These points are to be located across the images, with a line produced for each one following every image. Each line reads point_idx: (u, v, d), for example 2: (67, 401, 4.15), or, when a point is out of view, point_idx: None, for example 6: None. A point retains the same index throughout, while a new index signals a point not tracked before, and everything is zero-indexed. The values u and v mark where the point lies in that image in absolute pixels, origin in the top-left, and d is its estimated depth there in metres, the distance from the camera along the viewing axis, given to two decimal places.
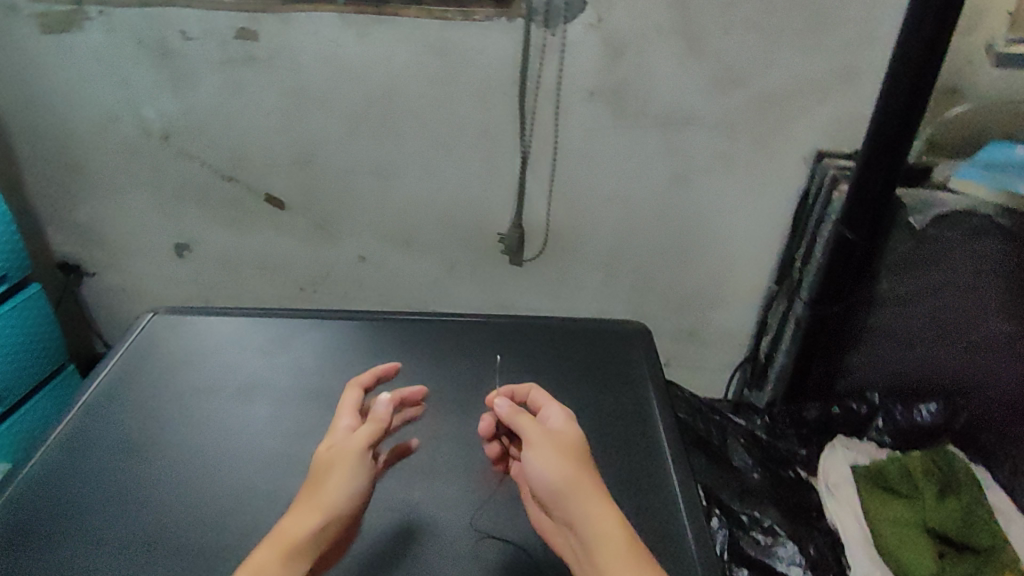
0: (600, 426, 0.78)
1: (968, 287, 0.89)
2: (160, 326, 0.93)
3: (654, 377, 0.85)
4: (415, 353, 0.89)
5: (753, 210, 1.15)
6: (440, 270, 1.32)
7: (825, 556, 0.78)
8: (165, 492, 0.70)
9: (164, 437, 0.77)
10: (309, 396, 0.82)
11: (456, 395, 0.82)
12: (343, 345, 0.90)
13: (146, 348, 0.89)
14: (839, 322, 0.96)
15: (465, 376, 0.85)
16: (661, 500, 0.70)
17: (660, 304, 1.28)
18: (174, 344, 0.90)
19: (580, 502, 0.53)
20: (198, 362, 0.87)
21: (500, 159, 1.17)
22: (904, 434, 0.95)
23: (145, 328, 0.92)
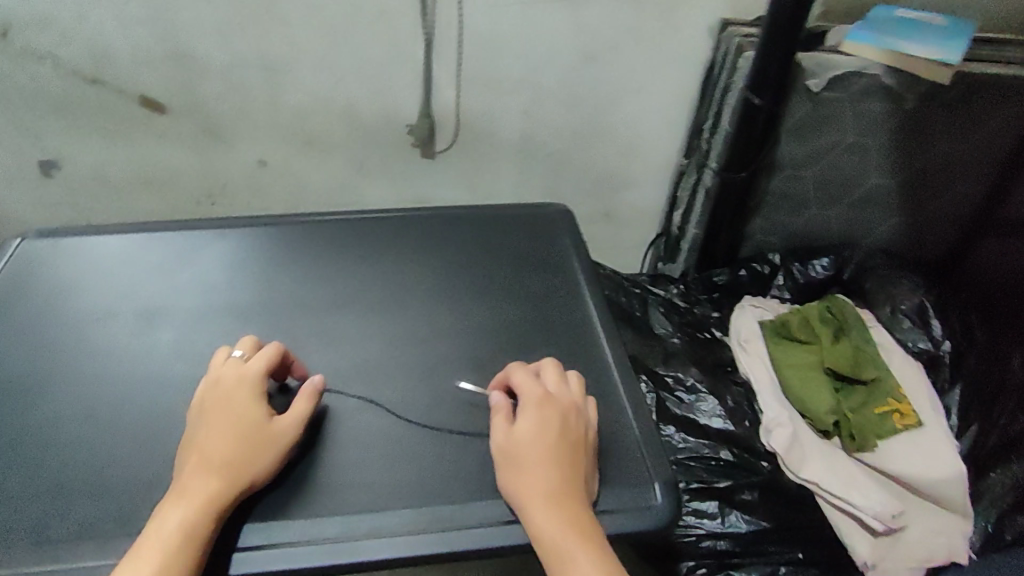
0: (532, 314, 0.81)
1: (855, 145, 0.97)
2: (46, 250, 0.85)
3: (580, 257, 0.88)
4: (340, 258, 0.86)
5: (662, 86, 1.15)
6: (346, 170, 1.26)
7: (741, 405, 0.86)
8: (84, 430, 0.68)
9: (75, 371, 0.72)
10: (227, 312, 0.79)
11: (387, 296, 0.82)
12: (261, 257, 0.86)
13: (35, 274, 0.82)
14: (746, 187, 0.99)
15: (393, 278, 0.84)
16: (602, 377, 0.75)
17: (574, 188, 1.30)
18: (53, 278, 0.82)
19: (532, 500, 0.59)
20: (98, 287, 0.81)
21: (401, 46, 1.10)
22: (801, 289, 1.02)
23: (29, 253, 0.85)
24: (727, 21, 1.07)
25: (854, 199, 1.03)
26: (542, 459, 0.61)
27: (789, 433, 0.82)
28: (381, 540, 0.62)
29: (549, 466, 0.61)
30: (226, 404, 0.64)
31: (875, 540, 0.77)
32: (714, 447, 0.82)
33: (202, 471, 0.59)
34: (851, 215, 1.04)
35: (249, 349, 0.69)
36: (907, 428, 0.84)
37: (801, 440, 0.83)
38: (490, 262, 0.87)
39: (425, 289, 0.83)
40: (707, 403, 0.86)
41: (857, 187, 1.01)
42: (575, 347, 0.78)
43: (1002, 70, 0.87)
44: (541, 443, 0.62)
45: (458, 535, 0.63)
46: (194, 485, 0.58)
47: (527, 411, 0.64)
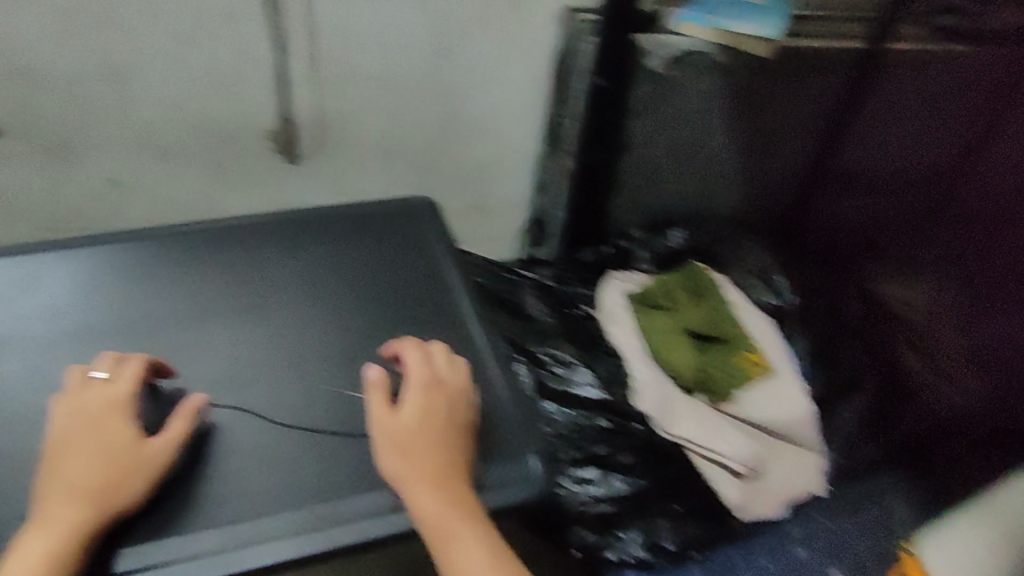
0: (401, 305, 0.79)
1: (698, 119, 1.02)
2: None
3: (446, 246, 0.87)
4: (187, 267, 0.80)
5: (521, 76, 1.18)
6: (205, 181, 1.18)
7: (613, 374, 0.89)
8: None
9: None
10: (72, 339, 0.72)
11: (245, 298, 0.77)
12: (92, 274, 0.78)
13: None
14: (601, 167, 1.06)
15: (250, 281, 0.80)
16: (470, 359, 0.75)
17: (448, 184, 1.29)
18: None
19: (417, 488, 0.60)
20: None
21: (251, 46, 1.05)
22: (663, 259, 1.07)
23: None
24: (571, 10, 1.11)
25: (704, 171, 1.08)
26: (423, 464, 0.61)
27: (659, 394, 0.86)
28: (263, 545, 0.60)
29: (429, 460, 0.61)
30: (96, 430, 0.60)
31: (743, 483, 0.82)
32: (592, 416, 0.84)
33: (65, 501, 0.56)
34: (703, 186, 1.10)
35: (111, 366, 0.65)
36: (761, 378, 0.90)
37: (670, 399, 0.86)
38: (353, 258, 0.84)
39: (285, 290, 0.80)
40: (581, 374, 0.88)
41: (705, 159, 1.07)
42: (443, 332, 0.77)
43: (815, 44, 0.92)
44: (424, 432, 0.62)
45: (342, 532, 0.61)
46: (51, 521, 0.55)
47: (415, 391, 0.65)
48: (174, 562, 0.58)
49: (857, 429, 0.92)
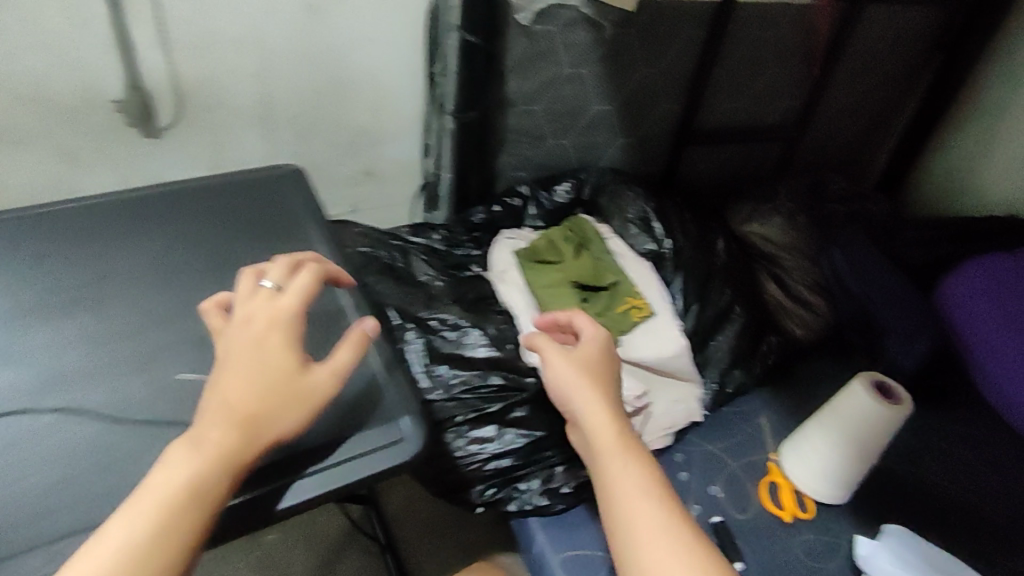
0: None
1: (573, 74, 1.05)
2: None
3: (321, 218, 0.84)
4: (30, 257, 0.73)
5: (395, 32, 1.13)
6: (51, 162, 1.08)
7: (503, 331, 0.91)
8: None
9: None
10: None
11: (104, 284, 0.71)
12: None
13: None
14: (480, 125, 1.04)
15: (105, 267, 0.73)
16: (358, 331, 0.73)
17: (327, 151, 1.24)
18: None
19: (595, 404, 0.62)
20: None
21: (84, 10, 0.95)
22: (551, 214, 1.10)
23: None
24: None
25: (584, 125, 1.12)
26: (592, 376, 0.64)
27: None
28: None
29: (597, 379, 0.64)
30: (266, 355, 0.55)
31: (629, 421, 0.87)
32: (483, 375, 0.86)
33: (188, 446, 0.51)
34: (584, 140, 1.14)
35: (280, 275, 0.60)
36: (642, 319, 0.94)
37: None
38: (222, 237, 0.79)
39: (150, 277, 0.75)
40: (472, 335, 0.89)
41: (583, 114, 1.10)
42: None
43: None
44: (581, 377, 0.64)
45: None
46: None
47: (594, 335, 0.67)
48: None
49: (740, 363, 0.99)
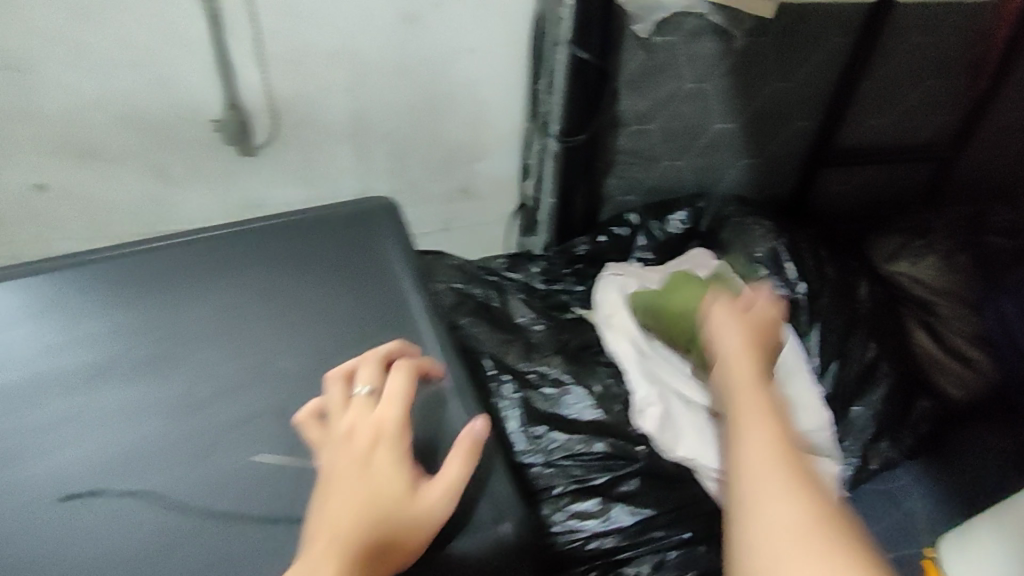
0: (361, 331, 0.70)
1: (694, 90, 0.92)
2: None
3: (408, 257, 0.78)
4: (118, 294, 0.71)
5: (497, 43, 1.04)
6: (155, 180, 1.08)
7: (612, 389, 0.80)
8: None
9: None
10: None
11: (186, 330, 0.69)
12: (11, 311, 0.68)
13: None
14: (588, 150, 0.94)
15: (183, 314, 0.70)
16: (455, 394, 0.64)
17: (422, 166, 1.18)
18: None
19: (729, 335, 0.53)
20: None
21: (182, 27, 0.93)
22: (663, 247, 0.99)
23: None
24: None
25: (703, 144, 0.99)
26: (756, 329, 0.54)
27: (659, 413, 0.76)
28: None
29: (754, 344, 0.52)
30: (379, 467, 0.52)
31: None
32: (588, 441, 0.76)
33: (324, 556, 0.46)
34: (702, 162, 1.01)
35: (372, 378, 0.59)
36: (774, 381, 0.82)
37: (672, 417, 0.77)
38: (305, 279, 0.74)
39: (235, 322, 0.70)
40: (572, 395, 0.79)
41: (703, 133, 0.98)
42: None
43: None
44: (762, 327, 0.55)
45: None
46: None
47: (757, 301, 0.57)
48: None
49: (884, 434, 0.87)
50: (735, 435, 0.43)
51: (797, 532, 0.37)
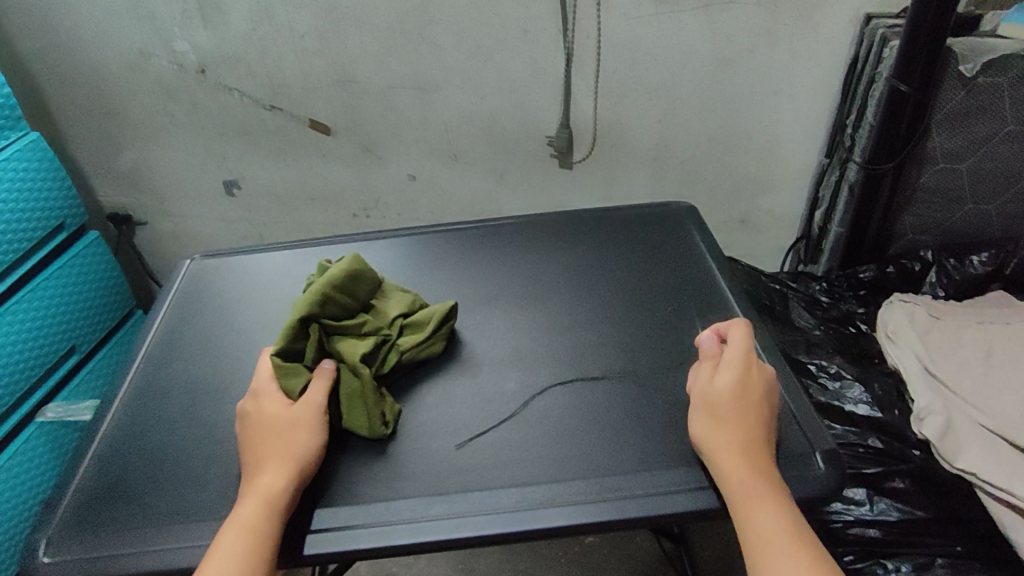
0: (676, 286, 0.85)
1: (1018, 131, 0.95)
2: (198, 271, 0.96)
3: (712, 253, 0.90)
4: (502, 251, 0.94)
5: (798, 86, 1.17)
6: (489, 182, 1.38)
7: (890, 393, 0.89)
8: (212, 424, 0.73)
9: (215, 372, 0.79)
10: None
11: (544, 269, 0.90)
12: (414, 248, 0.96)
13: (191, 289, 0.93)
14: (892, 179, 1.01)
15: (540, 254, 0.93)
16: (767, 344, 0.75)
17: (704, 192, 1.32)
18: (248, 294, 0.91)
19: (728, 428, 0.60)
20: (238, 304, 0.90)
21: (539, 62, 1.20)
22: (959, 284, 1.00)
23: (185, 275, 0.96)
24: (869, 15, 1.08)
25: (1019, 191, 1.01)
26: (740, 404, 0.60)
27: (942, 421, 0.81)
28: (559, 509, 0.61)
29: (753, 443, 0.59)
30: (291, 447, 0.62)
31: None
32: (861, 434, 0.86)
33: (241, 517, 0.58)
34: (1014, 209, 1.02)
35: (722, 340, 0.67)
36: None
37: (956, 427, 0.81)
38: (630, 249, 0.92)
39: (573, 274, 0.89)
40: (854, 390, 0.91)
41: (1022, 179, 0.99)
42: (714, 303, 0.82)
43: None
44: (736, 410, 0.61)
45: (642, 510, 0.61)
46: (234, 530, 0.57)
47: (732, 367, 0.63)
48: (477, 516, 0.61)
49: None
50: (759, 510, 0.55)
51: (783, 539, 0.54)
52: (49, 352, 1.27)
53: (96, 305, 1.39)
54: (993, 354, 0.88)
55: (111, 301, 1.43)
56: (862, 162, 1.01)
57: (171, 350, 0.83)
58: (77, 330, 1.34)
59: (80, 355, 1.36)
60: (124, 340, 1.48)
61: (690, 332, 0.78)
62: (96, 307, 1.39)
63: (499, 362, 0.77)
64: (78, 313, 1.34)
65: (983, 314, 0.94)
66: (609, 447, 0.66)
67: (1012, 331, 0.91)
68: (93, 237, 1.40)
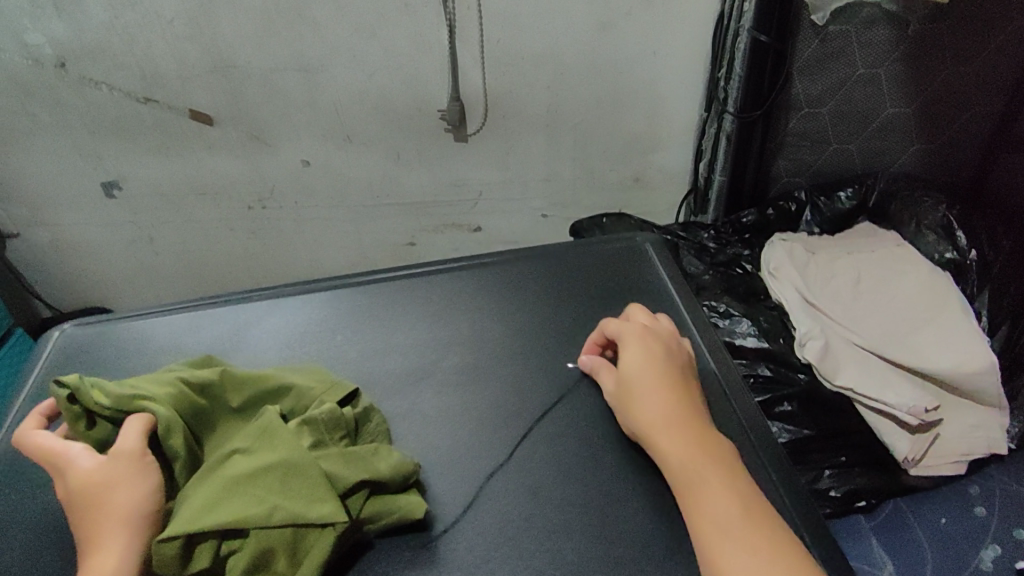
0: (600, 275, 0.86)
1: (866, 74, 1.03)
2: (72, 343, 0.82)
3: (653, 244, 0.91)
4: (436, 277, 0.87)
5: (676, 48, 1.21)
6: (387, 161, 1.35)
7: (775, 324, 0.95)
8: None
9: None
10: (290, 349, 0.79)
11: (467, 269, 0.88)
12: (324, 287, 0.87)
13: (71, 360, 0.80)
14: (763, 127, 1.08)
15: (469, 262, 0.89)
16: (666, 313, 0.80)
17: (600, 158, 1.36)
18: (147, 344, 0.81)
19: (646, 397, 0.64)
20: (135, 361, 0.79)
21: (424, 34, 1.18)
22: (830, 221, 1.10)
23: (56, 349, 0.82)
24: None
25: (875, 129, 1.09)
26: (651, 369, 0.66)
27: (822, 344, 0.90)
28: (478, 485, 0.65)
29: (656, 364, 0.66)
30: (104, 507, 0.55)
31: (914, 437, 0.86)
32: (753, 365, 0.93)
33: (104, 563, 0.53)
34: (872, 147, 1.11)
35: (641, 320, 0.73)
36: (938, 324, 0.94)
37: (834, 349, 0.91)
38: (556, 253, 0.90)
39: (500, 269, 0.87)
40: (742, 325, 0.96)
41: (876, 118, 1.08)
42: (634, 282, 0.85)
43: None
44: (650, 380, 0.65)
45: (548, 465, 0.66)
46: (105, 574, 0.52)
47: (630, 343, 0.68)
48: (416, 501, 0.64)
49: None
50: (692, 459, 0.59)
51: (738, 524, 0.55)
52: None
53: None
54: (862, 281, 0.99)
55: None
56: (735, 113, 1.07)
57: (61, 371, 0.79)
58: None
59: None
60: (7, 360, 1.36)
61: (608, 306, 0.82)
62: None
63: (410, 342, 0.79)
64: None
65: (852, 245, 1.04)
66: (516, 412, 0.71)
67: (877, 259, 1.02)
68: None
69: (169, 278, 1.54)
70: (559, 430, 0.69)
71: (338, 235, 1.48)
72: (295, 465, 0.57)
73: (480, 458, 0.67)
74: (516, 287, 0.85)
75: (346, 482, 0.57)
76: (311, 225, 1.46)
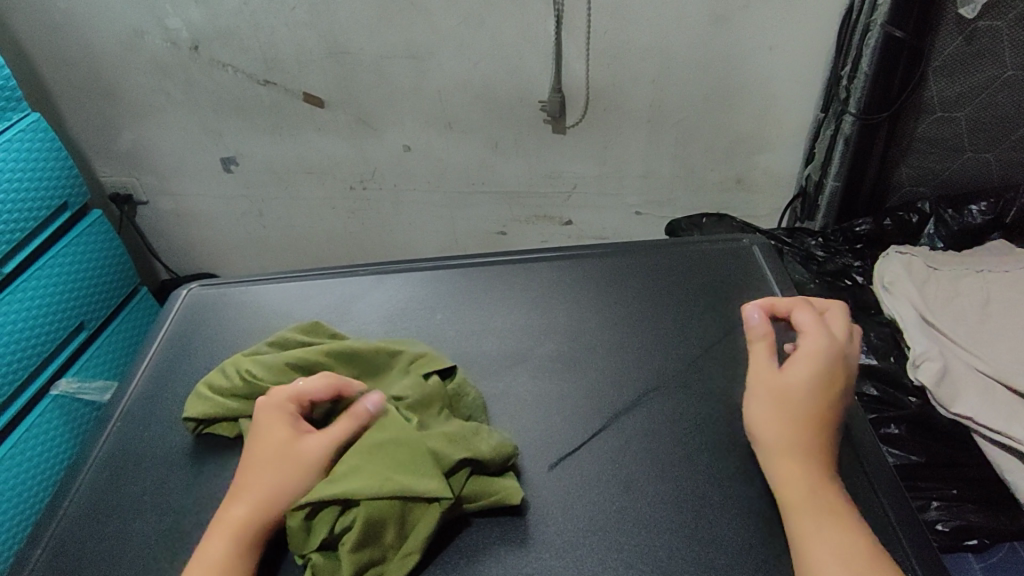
0: (700, 276, 0.83)
1: (1015, 76, 0.94)
2: (196, 303, 0.88)
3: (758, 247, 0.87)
4: (531, 265, 0.87)
5: (795, 46, 1.15)
6: (485, 149, 1.37)
7: (886, 342, 0.92)
8: None
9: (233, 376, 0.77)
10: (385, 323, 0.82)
11: (562, 259, 0.87)
12: (420, 268, 0.89)
13: (192, 318, 0.86)
14: (886, 131, 1.01)
15: (564, 252, 0.88)
16: None
17: (702, 157, 1.31)
18: (261, 309, 0.86)
19: (796, 408, 0.61)
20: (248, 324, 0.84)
21: (531, 25, 1.18)
22: (956, 236, 1.01)
23: (183, 307, 0.88)
24: None
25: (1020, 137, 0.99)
26: (814, 387, 0.61)
27: (939, 366, 0.83)
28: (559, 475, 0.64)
29: (819, 388, 0.62)
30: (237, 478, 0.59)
31: None
32: (859, 383, 0.90)
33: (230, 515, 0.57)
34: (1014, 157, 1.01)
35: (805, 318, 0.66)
36: None
37: (953, 372, 0.83)
38: (654, 250, 0.87)
39: (595, 261, 0.86)
40: None
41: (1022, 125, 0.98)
42: (734, 284, 0.82)
43: None
44: (806, 401, 0.61)
45: (632, 462, 0.64)
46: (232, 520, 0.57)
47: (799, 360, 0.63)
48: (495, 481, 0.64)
49: None
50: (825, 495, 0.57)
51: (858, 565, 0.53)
52: (60, 326, 1.29)
53: (104, 282, 1.40)
54: (991, 304, 0.90)
55: (120, 278, 1.44)
56: (855, 114, 1.00)
57: (178, 328, 0.85)
58: (85, 307, 1.35)
59: (87, 331, 1.37)
60: (132, 314, 1.49)
61: (706, 307, 0.79)
62: (104, 285, 1.40)
63: (501, 326, 0.79)
64: (85, 293, 1.35)
65: (984, 263, 0.96)
66: (603, 406, 0.69)
67: (1014, 280, 0.92)
68: (98, 217, 1.39)
69: (274, 250, 1.63)
70: (645, 430, 0.67)
71: (432, 220, 1.51)
72: (404, 440, 0.58)
73: (564, 449, 0.66)
74: (610, 280, 0.84)
75: (450, 460, 0.58)
76: (409, 208, 1.50)
